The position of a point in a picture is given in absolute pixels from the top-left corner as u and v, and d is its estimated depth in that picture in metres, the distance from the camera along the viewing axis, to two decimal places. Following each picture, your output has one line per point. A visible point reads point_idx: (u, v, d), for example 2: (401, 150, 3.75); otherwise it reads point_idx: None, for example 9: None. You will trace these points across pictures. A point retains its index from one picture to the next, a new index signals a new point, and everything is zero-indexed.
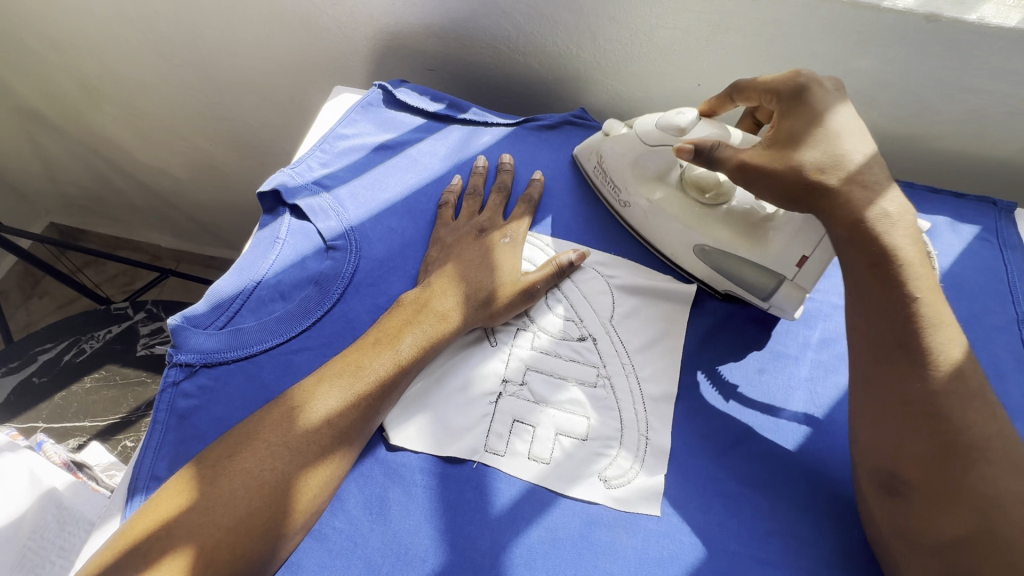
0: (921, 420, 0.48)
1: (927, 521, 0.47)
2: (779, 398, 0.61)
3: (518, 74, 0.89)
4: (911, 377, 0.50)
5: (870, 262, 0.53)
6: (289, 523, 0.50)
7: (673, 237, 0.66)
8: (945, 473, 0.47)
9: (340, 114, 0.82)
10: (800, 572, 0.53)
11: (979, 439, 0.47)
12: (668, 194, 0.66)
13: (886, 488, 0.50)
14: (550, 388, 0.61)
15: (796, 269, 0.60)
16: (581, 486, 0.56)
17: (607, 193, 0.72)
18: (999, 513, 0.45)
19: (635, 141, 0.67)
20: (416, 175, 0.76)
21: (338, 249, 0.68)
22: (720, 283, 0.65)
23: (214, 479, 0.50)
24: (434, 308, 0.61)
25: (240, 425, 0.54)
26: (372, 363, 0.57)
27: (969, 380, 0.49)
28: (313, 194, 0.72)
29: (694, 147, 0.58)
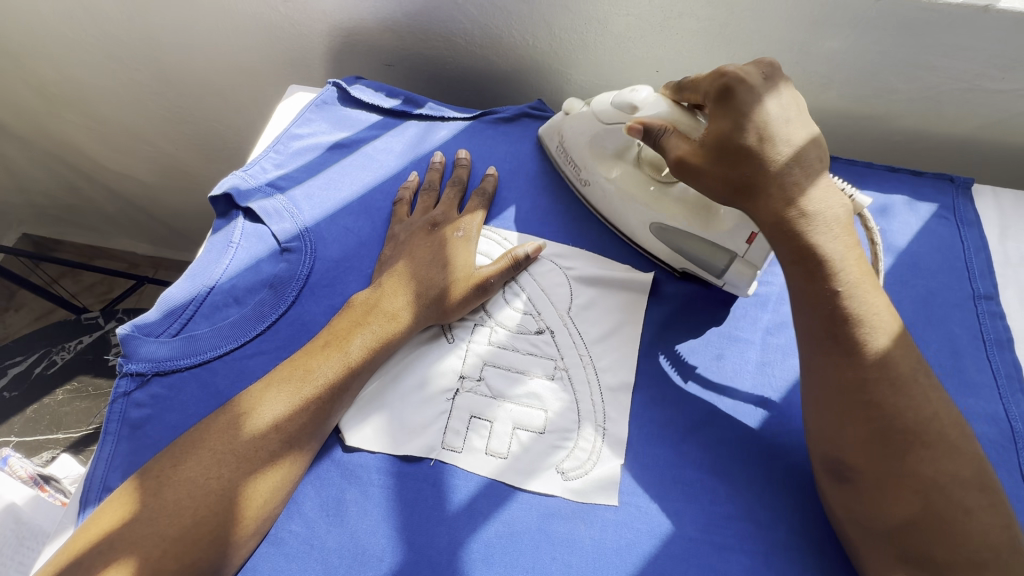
0: (857, 410, 0.49)
1: (874, 505, 0.48)
2: (735, 383, 0.62)
3: (477, 65, 0.88)
4: (842, 368, 0.50)
5: (793, 258, 0.54)
6: (238, 529, 0.50)
7: (630, 215, 0.67)
8: (884, 458, 0.48)
9: (294, 114, 0.81)
10: (757, 555, 0.54)
11: (914, 423, 0.48)
12: (625, 173, 0.67)
13: (835, 474, 0.51)
14: (507, 382, 0.61)
15: (746, 245, 0.61)
16: (539, 479, 0.56)
17: (569, 172, 0.73)
18: (941, 494, 0.46)
19: (591, 119, 0.67)
20: (372, 173, 0.76)
21: (293, 251, 0.68)
22: (674, 260, 0.66)
23: (158, 490, 0.49)
24: (384, 309, 0.61)
25: (187, 434, 0.53)
26: (321, 367, 0.57)
27: (899, 366, 0.50)
28: (266, 196, 0.72)
29: (643, 127, 0.59)
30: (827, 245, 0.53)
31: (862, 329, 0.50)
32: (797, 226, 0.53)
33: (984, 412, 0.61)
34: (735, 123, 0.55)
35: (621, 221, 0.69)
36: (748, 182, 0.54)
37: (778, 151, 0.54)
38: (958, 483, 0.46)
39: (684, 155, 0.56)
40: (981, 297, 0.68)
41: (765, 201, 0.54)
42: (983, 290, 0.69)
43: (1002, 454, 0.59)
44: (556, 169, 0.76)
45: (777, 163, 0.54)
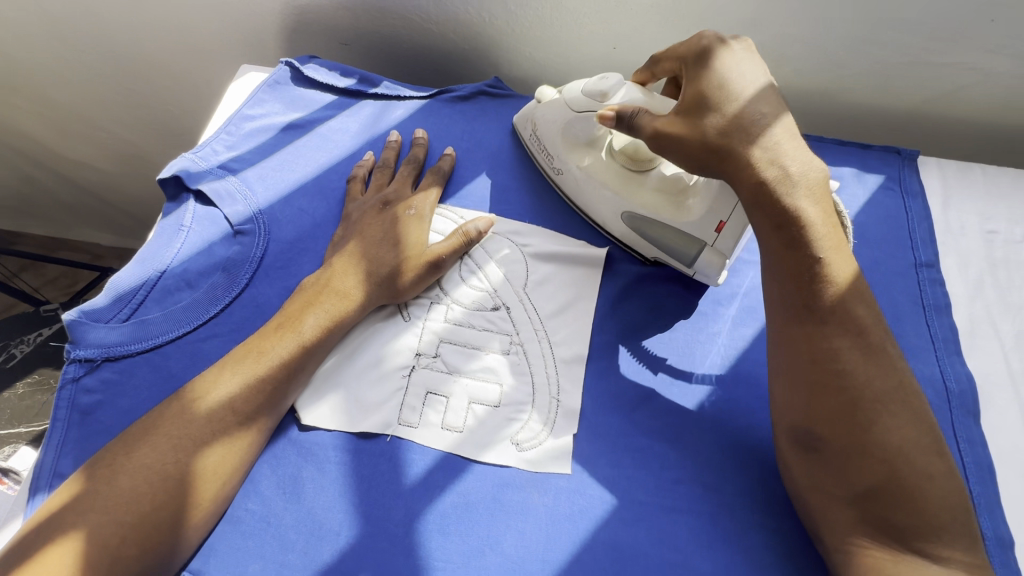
0: (829, 380, 0.50)
1: (840, 473, 0.49)
2: (686, 353, 0.63)
3: (435, 44, 0.87)
4: (815, 339, 0.52)
5: (776, 226, 0.53)
6: (197, 512, 0.51)
7: (600, 203, 0.67)
8: (853, 427, 0.49)
9: (246, 95, 0.79)
10: (704, 515, 0.56)
11: (881, 390, 0.50)
12: (597, 162, 0.67)
13: (803, 444, 0.52)
14: (463, 358, 0.62)
15: (715, 233, 0.61)
16: (494, 451, 0.58)
17: (543, 160, 0.73)
18: (905, 460, 0.48)
19: (563, 108, 0.67)
20: (327, 154, 0.75)
21: (246, 234, 0.67)
22: (645, 249, 0.67)
23: (112, 479, 0.49)
24: (335, 287, 0.61)
25: (139, 422, 0.53)
26: (275, 348, 0.57)
27: (871, 336, 0.51)
28: (218, 178, 0.71)
29: (616, 114, 0.58)
30: (804, 210, 0.53)
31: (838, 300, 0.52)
32: (775, 189, 0.53)
33: (922, 374, 0.64)
34: (708, 88, 0.56)
35: (594, 211, 0.69)
36: (723, 144, 0.54)
37: (752, 113, 0.55)
38: (921, 450, 0.48)
39: (661, 124, 0.57)
40: (923, 265, 0.71)
41: (742, 165, 0.54)
42: (924, 258, 0.71)
43: (936, 413, 0.62)
44: (532, 159, 0.75)
45: (750, 123, 0.54)
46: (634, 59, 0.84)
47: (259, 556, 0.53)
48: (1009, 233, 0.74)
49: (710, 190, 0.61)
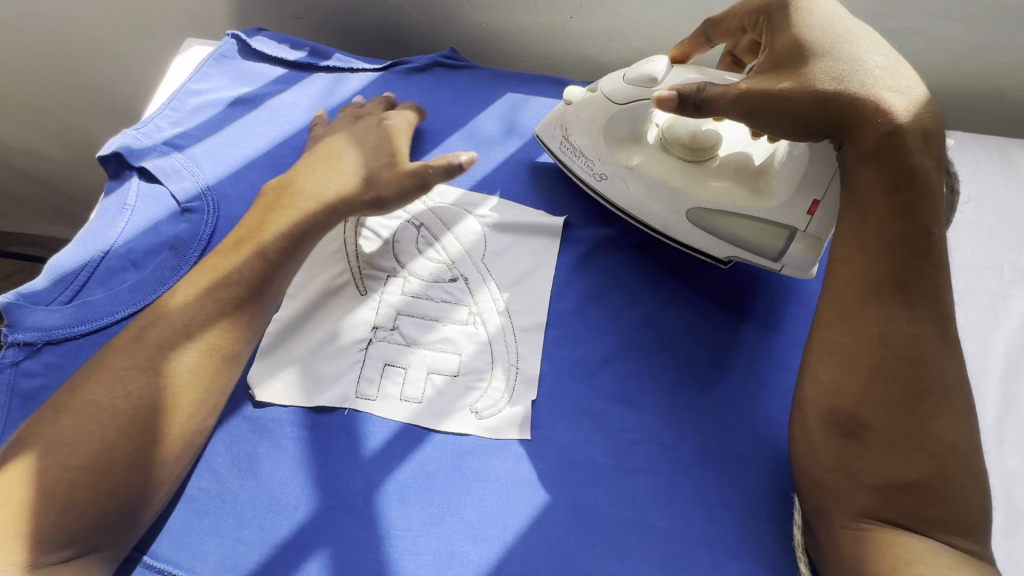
0: (900, 367, 0.49)
1: (884, 461, 0.49)
2: (645, 318, 0.64)
3: (388, 15, 0.85)
4: (898, 321, 0.49)
5: (888, 188, 0.49)
6: (153, 456, 0.49)
7: (662, 204, 0.63)
8: (910, 419, 0.48)
9: (191, 69, 0.77)
10: (664, 475, 0.56)
11: (948, 388, 0.49)
12: (650, 161, 0.64)
13: (843, 428, 0.51)
14: (421, 329, 0.61)
15: (807, 217, 0.58)
16: (452, 420, 0.57)
17: (579, 167, 0.68)
18: (954, 458, 0.48)
19: (603, 104, 0.63)
20: (278, 129, 0.73)
21: (194, 211, 0.65)
22: (721, 248, 0.63)
23: (59, 418, 0.48)
24: (302, 191, 0.61)
25: (94, 359, 0.53)
26: (232, 263, 0.57)
27: (949, 328, 0.50)
28: (163, 154, 0.68)
29: (677, 95, 0.54)
30: (927, 169, 0.48)
31: (932, 286, 0.49)
32: (902, 142, 0.48)
33: None
34: (803, 39, 0.52)
35: (652, 216, 0.65)
36: (838, 92, 0.49)
37: (865, 53, 0.50)
38: (969, 450, 0.49)
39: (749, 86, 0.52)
40: None
41: (864, 115, 0.49)
42: None
43: None
44: (562, 167, 0.71)
45: (863, 62, 0.49)
46: (591, 29, 0.83)
47: (214, 534, 0.52)
48: None
49: (793, 172, 0.58)
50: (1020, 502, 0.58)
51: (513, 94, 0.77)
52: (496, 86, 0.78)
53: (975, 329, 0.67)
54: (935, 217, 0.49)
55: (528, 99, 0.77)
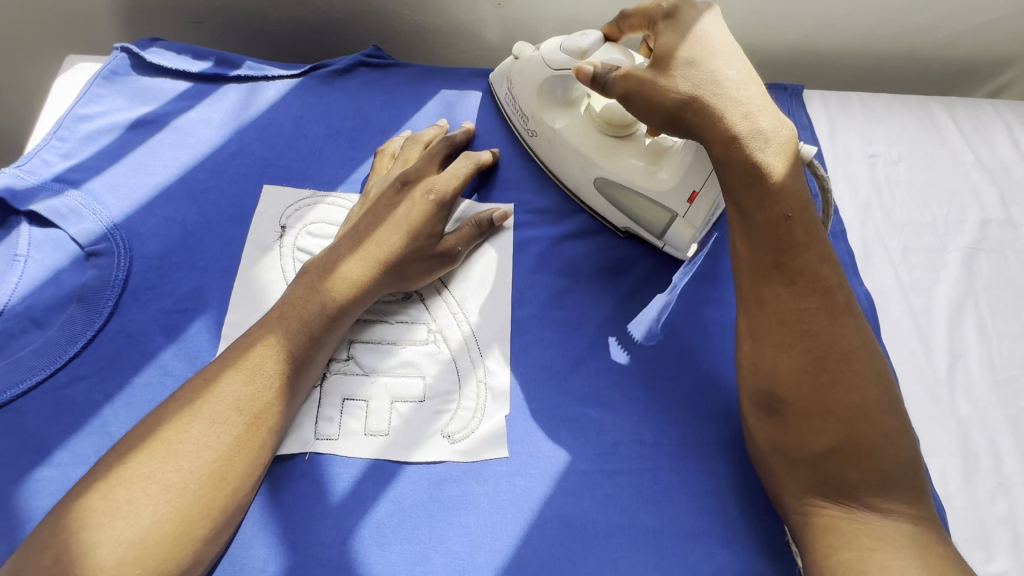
0: (796, 339, 0.49)
1: (802, 435, 0.48)
2: (610, 314, 0.62)
3: (302, 13, 0.79)
4: (786, 297, 0.50)
5: (746, 180, 0.51)
6: (209, 524, 0.44)
7: (573, 168, 0.64)
8: (818, 388, 0.48)
9: (77, 92, 0.68)
10: (647, 473, 0.55)
11: (846, 354, 0.48)
12: (573, 124, 0.63)
13: (766, 408, 0.50)
14: (378, 356, 0.57)
15: (687, 204, 0.58)
16: (424, 450, 0.54)
17: (518, 122, 0.68)
18: (864, 422, 0.47)
19: (543, 66, 0.62)
20: (189, 151, 0.65)
21: (102, 254, 0.58)
22: (619, 219, 0.64)
23: (109, 490, 0.43)
24: (341, 275, 0.55)
25: (140, 423, 0.47)
26: (273, 359, 0.50)
27: (838, 297, 0.50)
28: (55, 194, 0.60)
29: (592, 72, 0.55)
30: (774, 162, 0.51)
31: (812, 258, 0.50)
32: (747, 143, 0.50)
33: None
34: (673, 48, 0.53)
35: (566, 177, 0.66)
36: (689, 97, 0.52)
37: (720, 67, 0.52)
38: (880, 411, 0.47)
39: (631, 73, 0.54)
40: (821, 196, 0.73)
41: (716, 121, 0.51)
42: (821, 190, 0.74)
43: None
44: (511, 127, 0.71)
45: (718, 75, 0.52)
46: (520, 16, 0.79)
47: None
48: (888, 154, 0.79)
49: (684, 158, 0.57)
50: (974, 446, 0.61)
51: (448, 90, 0.73)
52: (428, 84, 0.73)
53: (918, 285, 0.70)
54: (796, 197, 0.51)
55: (463, 94, 0.73)
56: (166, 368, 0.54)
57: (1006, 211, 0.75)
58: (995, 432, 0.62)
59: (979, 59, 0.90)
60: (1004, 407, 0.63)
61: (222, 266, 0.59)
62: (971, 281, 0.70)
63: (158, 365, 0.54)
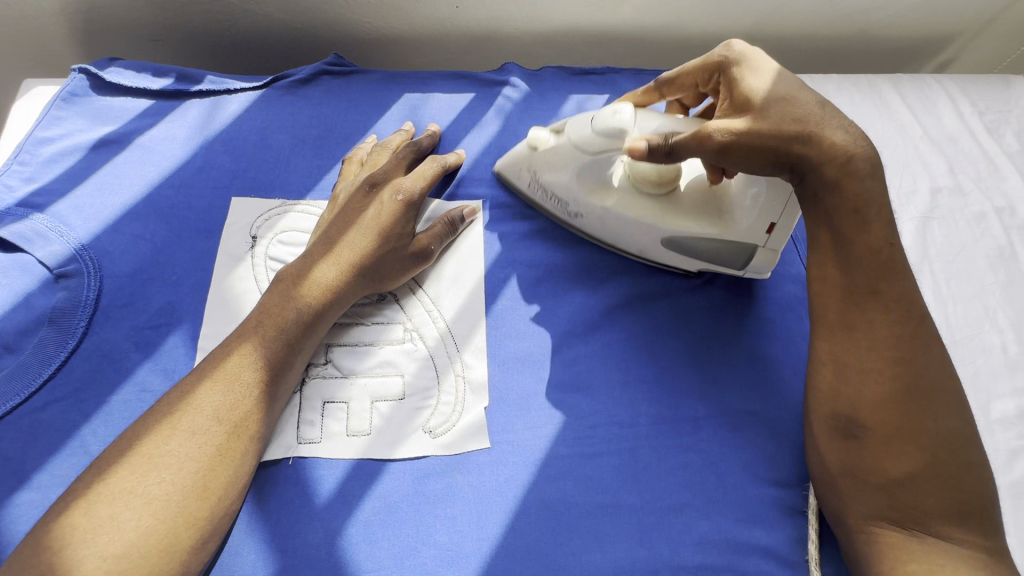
0: (886, 366, 0.50)
1: (883, 459, 0.49)
2: (581, 302, 0.63)
3: (260, 25, 0.79)
4: (878, 325, 0.51)
5: (851, 208, 0.52)
6: (196, 533, 0.45)
7: (634, 234, 0.62)
8: (903, 414, 0.49)
9: (36, 115, 0.67)
10: (626, 452, 0.57)
11: (936, 383, 0.49)
12: (623, 199, 0.61)
13: (844, 431, 0.51)
14: (356, 358, 0.58)
15: (767, 236, 0.59)
16: (406, 446, 0.55)
17: (551, 207, 0.66)
18: (948, 450, 0.48)
19: (570, 150, 0.61)
20: (155, 168, 0.65)
21: (72, 276, 0.58)
22: (691, 264, 0.63)
23: (90, 508, 0.43)
24: (314, 280, 0.56)
25: (118, 439, 0.47)
26: (251, 367, 0.51)
27: (927, 329, 0.51)
28: (19, 218, 0.60)
29: (647, 145, 0.54)
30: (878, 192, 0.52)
31: (907, 291, 0.51)
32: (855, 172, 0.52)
33: (790, 274, 0.66)
34: (752, 94, 0.53)
35: (628, 244, 0.64)
36: (801, 132, 0.52)
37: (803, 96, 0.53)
38: (962, 442, 0.48)
39: (718, 129, 0.52)
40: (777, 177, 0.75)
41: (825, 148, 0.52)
42: None
43: None
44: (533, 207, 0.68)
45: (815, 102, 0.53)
46: (478, 18, 0.81)
47: None
48: None
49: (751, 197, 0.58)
50: None
51: (411, 94, 0.74)
52: (391, 88, 0.74)
53: None
54: (894, 233, 0.53)
55: (426, 96, 0.74)
56: (143, 384, 0.54)
57: (954, 179, 0.78)
58: None
59: (920, 37, 0.93)
60: (961, 365, 0.67)
61: (196, 279, 0.60)
62: (925, 248, 0.73)
63: (135, 382, 0.54)
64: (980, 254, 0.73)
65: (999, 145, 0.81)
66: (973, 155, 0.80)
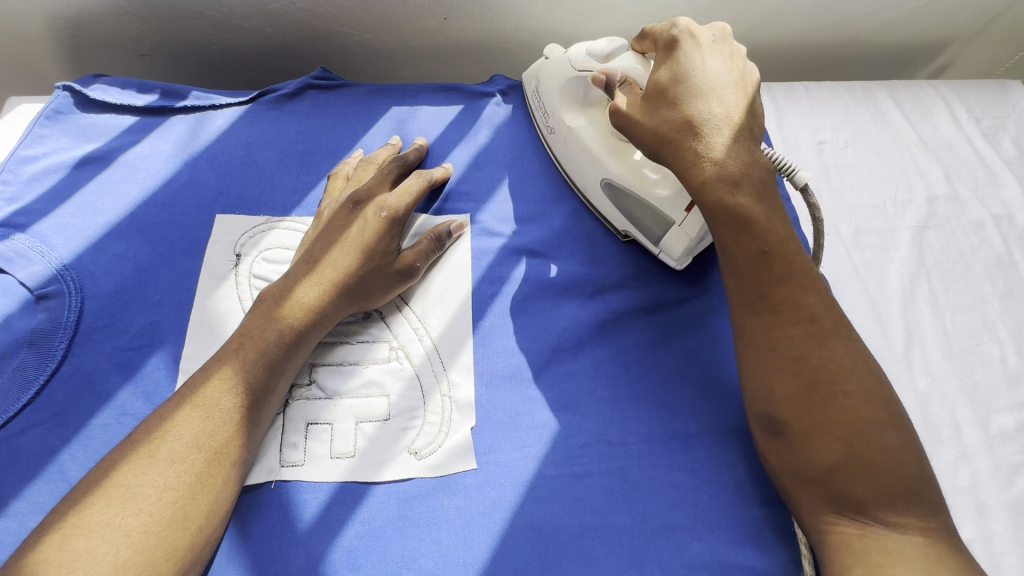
0: (787, 363, 0.49)
1: (803, 455, 0.48)
2: (570, 317, 0.62)
3: (248, 38, 0.78)
4: (772, 325, 0.51)
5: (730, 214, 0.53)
6: (176, 564, 0.44)
7: (583, 165, 0.66)
8: (812, 407, 0.48)
9: (20, 134, 0.67)
10: (616, 472, 0.56)
11: (838, 372, 0.48)
12: (591, 122, 0.65)
13: (766, 431, 0.51)
14: (341, 378, 0.57)
15: (684, 213, 0.59)
16: (392, 468, 0.54)
17: (539, 118, 0.71)
18: (861, 437, 0.46)
19: (567, 67, 0.66)
20: (140, 185, 0.65)
21: (53, 297, 0.57)
22: (618, 221, 0.65)
23: (65, 542, 0.42)
24: (296, 300, 0.55)
25: (96, 469, 0.46)
26: (230, 391, 0.50)
27: (824, 320, 0.50)
28: (1, 239, 0.59)
29: (604, 79, 0.59)
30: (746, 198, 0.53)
31: (797, 286, 0.51)
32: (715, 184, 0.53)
33: None
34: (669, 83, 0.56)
35: (576, 173, 0.67)
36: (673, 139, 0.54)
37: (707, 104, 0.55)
38: (875, 427, 0.47)
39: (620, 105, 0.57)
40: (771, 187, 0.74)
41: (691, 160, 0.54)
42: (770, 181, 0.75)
43: None
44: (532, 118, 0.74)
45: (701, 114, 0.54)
46: (467, 29, 0.80)
47: None
48: (835, 140, 0.81)
49: None
50: (934, 418, 0.63)
51: (398, 107, 0.73)
52: (378, 102, 0.73)
53: (871, 266, 0.72)
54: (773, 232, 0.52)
55: (414, 109, 0.73)
56: (123, 407, 0.53)
57: (951, 187, 0.77)
58: (954, 404, 0.64)
59: (916, 42, 0.92)
60: (960, 378, 0.65)
61: (179, 298, 0.59)
62: (922, 258, 0.72)
63: (115, 406, 0.53)
64: (978, 263, 0.72)
65: (997, 151, 0.80)
66: (970, 162, 0.79)
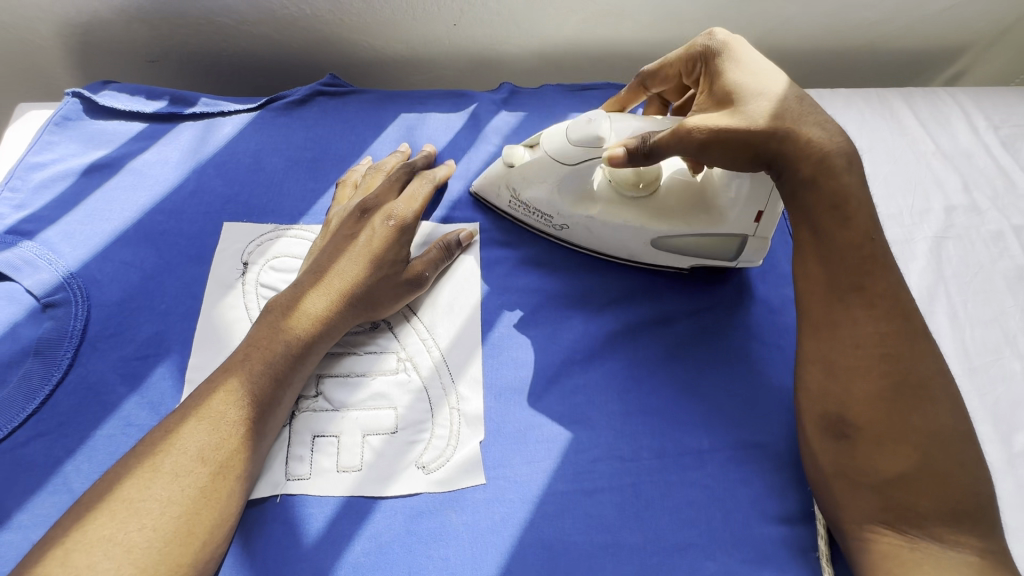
0: (874, 363, 0.48)
1: (874, 459, 0.47)
2: (580, 329, 0.61)
3: (256, 45, 0.78)
4: (865, 321, 0.49)
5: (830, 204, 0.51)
6: None
7: (625, 240, 0.62)
8: (893, 412, 0.47)
9: (29, 140, 0.67)
10: (627, 489, 0.54)
11: (924, 379, 0.47)
12: (608, 207, 0.61)
13: (835, 431, 0.49)
14: (348, 390, 0.56)
15: (755, 224, 0.58)
16: (399, 482, 0.53)
17: (536, 221, 0.65)
18: (940, 448, 0.45)
19: (544, 164, 0.59)
20: (147, 192, 0.64)
21: (59, 305, 0.56)
22: (684, 262, 0.63)
23: (67, 557, 0.41)
24: (304, 310, 0.54)
25: (99, 482, 0.46)
26: (235, 404, 0.49)
27: (911, 322, 0.49)
28: (8, 246, 0.59)
29: (627, 152, 0.52)
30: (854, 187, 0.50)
31: (892, 285, 0.49)
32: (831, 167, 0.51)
33: None
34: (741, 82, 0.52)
35: (618, 248, 0.63)
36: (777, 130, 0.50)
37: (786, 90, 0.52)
38: (952, 438, 0.46)
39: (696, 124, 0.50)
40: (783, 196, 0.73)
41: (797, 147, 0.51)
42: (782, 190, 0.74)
43: None
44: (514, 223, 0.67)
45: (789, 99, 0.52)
46: (476, 36, 0.79)
47: None
48: None
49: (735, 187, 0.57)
50: None
51: (407, 114, 0.73)
52: (387, 109, 0.73)
53: None
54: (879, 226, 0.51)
55: (423, 117, 0.72)
56: (128, 418, 0.53)
57: (969, 196, 0.76)
58: (975, 420, 0.62)
59: (932, 48, 0.91)
60: (981, 394, 0.63)
61: (185, 308, 0.58)
62: (940, 269, 0.71)
63: (120, 417, 0.53)
64: (998, 275, 0.70)
65: (1017, 159, 0.78)
66: (989, 171, 0.77)
